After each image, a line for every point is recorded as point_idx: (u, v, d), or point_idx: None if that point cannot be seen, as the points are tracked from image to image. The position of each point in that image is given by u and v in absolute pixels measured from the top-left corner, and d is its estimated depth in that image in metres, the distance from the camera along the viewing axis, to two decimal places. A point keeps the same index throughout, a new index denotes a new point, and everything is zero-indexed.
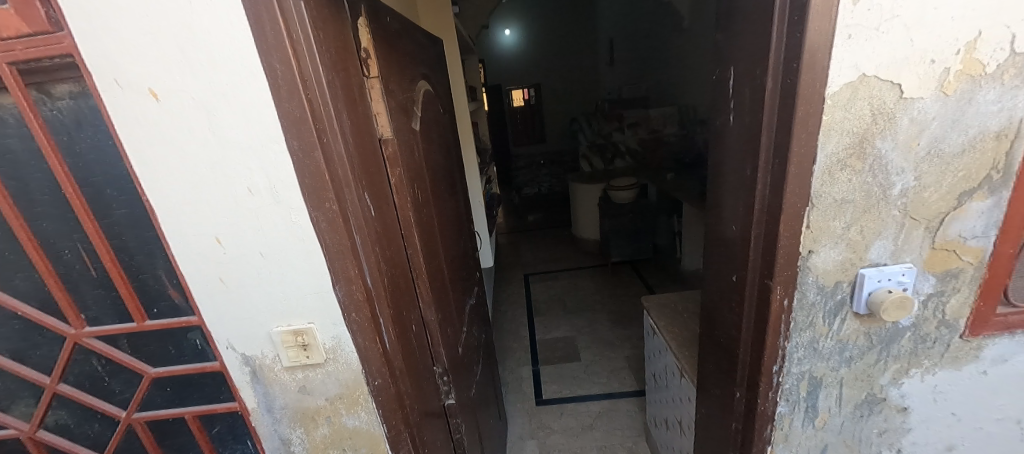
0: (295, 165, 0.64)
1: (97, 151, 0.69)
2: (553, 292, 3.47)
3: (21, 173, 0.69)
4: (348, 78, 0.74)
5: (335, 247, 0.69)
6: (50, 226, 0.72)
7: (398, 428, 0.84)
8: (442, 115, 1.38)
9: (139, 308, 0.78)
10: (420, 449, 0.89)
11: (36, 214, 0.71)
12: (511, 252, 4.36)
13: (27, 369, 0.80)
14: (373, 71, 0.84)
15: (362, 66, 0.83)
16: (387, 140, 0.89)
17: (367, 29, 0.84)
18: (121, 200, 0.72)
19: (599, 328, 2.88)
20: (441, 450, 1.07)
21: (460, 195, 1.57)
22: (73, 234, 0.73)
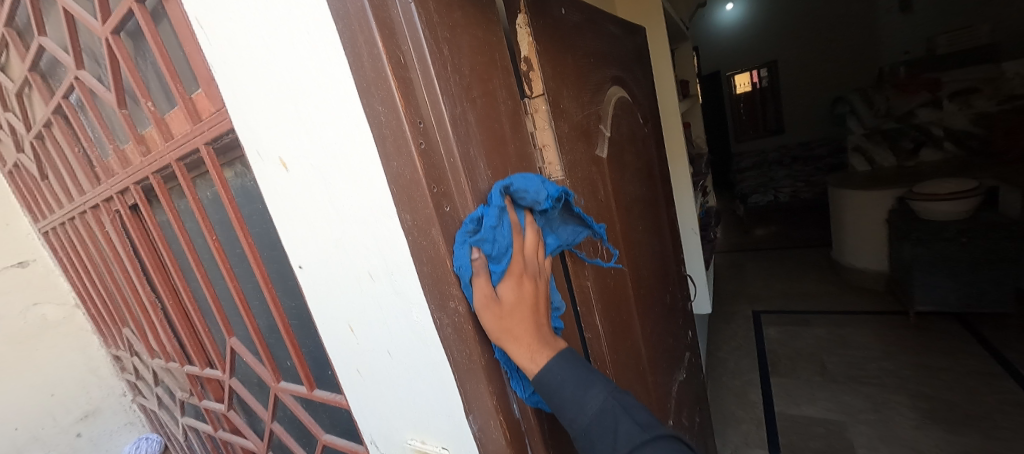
0: (410, 247, 0.44)
1: (265, 220, 0.66)
2: (802, 344, 2.51)
3: (231, 239, 0.74)
4: (495, 107, 0.50)
5: (466, 362, 0.46)
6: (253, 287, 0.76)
7: None
8: (642, 129, 1.03)
9: (309, 377, 0.74)
10: None
11: (246, 275, 0.77)
12: (734, 279, 3.45)
13: (254, 401, 0.91)
14: (536, 88, 0.58)
15: (522, 85, 0.58)
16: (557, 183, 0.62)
17: (533, 30, 0.59)
18: (286, 271, 0.68)
19: (895, 420, 1.87)
20: None
21: (667, 232, 1.17)
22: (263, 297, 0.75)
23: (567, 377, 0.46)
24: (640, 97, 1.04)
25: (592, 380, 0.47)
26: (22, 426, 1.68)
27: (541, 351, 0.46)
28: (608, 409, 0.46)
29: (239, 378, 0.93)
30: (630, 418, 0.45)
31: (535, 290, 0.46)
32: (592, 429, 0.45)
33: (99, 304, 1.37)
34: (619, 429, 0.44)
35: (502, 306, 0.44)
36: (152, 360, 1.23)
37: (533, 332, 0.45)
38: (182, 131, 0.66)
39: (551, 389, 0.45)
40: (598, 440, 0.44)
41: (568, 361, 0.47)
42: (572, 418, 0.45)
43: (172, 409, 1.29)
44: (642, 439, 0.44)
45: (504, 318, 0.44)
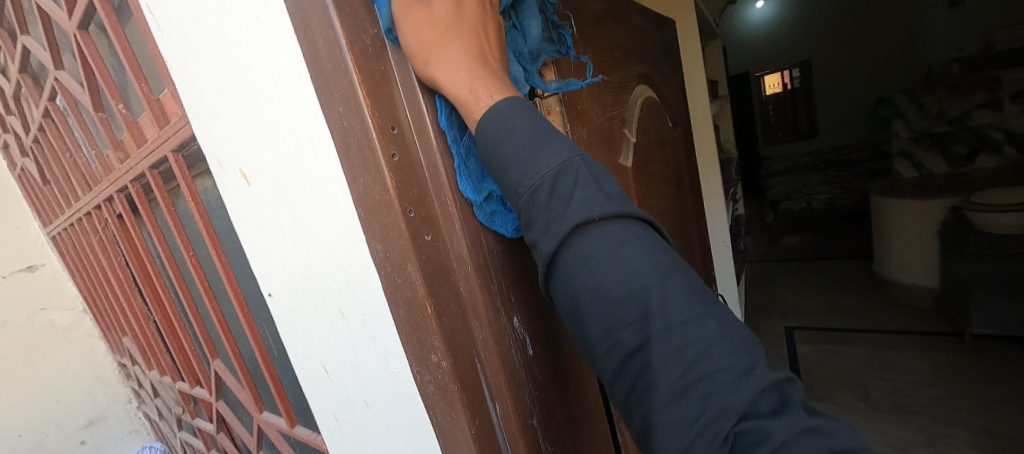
0: (384, 285, 0.35)
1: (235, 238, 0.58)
2: (841, 365, 2.31)
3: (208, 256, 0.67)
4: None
5: (453, 430, 0.37)
6: None
7: None
8: (670, 133, 0.92)
9: (290, 412, 0.65)
10: None
11: None
12: (764, 291, 3.24)
13: (240, 426, 0.84)
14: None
15: None
16: None
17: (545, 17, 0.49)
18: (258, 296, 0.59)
19: None
20: None
21: (696, 248, 1.05)
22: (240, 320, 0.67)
23: (516, 119, 0.29)
24: (669, 98, 0.93)
25: (553, 130, 0.29)
26: (25, 433, 1.70)
27: (486, 82, 0.30)
28: (569, 165, 0.28)
29: (226, 400, 0.87)
30: (603, 185, 0.28)
31: (486, 8, 0.32)
32: (536, 191, 0.28)
33: (102, 309, 1.35)
34: (578, 189, 0.27)
35: (430, 6, 0.29)
36: (149, 370, 1.19)
37: (471, 50, 0.30)
38: (152, 138, 0.59)
39: (490, 131, 0.29)
40: (542, 209, 0.28)
41: (521, 103, 0.30)
42: (512, 176, 0.29)
43: (169, 421, 1.25)
44: (611, 215, 0.27)
45: (431, 27, 0.29)
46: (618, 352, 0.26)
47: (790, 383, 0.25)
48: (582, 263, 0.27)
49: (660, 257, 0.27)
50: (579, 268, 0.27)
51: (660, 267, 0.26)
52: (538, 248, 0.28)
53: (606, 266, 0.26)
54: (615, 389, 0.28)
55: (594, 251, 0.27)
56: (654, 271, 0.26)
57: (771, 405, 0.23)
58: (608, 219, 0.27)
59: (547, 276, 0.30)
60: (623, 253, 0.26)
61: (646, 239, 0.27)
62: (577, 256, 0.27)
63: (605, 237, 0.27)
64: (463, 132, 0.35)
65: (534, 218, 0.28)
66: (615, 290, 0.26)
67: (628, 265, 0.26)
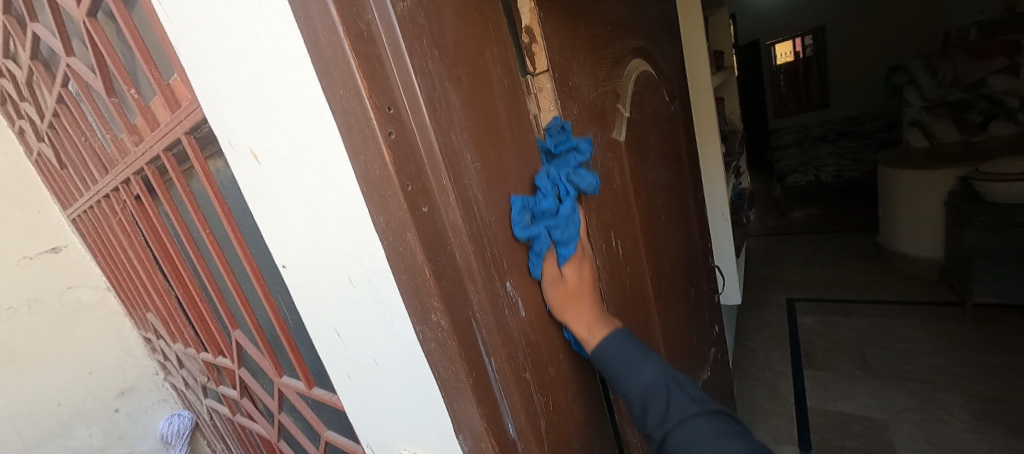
0: (388, 254, 0.39)
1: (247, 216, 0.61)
2: (841, 335, 2.35)
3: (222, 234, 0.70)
4: (487, 86, 0.42)
5: (454, 383, 0.41)
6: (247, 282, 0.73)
7: None
8: (668, 107, 0.92)
9: (307, 376, 0.71)
10: None
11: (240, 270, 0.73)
12: (768, 265, 3.26)
13: (262, 390, 0.91)
14: (538, 62, 0.50)
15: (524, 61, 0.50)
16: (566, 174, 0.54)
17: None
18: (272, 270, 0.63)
19: (944, 421, 1.74)
20: None
21: (694, 221, 1.07)
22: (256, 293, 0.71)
23: (625, 351, 0.50)
24: (666, 71, 0.93)
25: (645, 353, 0.52)
26: (64, 403, 1.82)
27: (596, 322, 0.51)
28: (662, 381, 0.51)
29: (248, 368, 0.93)
30: (684, 394, 0.51)
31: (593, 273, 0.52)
32: (648, 400, 0.50)
33: (126, 287, 1.42)
34: (672, 401, 0.50)
35: (568, 285, 0.49)
36: (174, 343, 1.26)
37: (593, 308, 0.51)
38: (165, 122, 0.62)
39: (611, 362, 0.50)
40: (652, 408, 0.50)
41: (626, 337, 0.52)
42: (630, 389, 0.50)
43: (196, 390, 1.33)
44: (695, 414, 0.49)
45: (567, 297, 0.49)
46: None
47: None
48: (681, 440, 0.47)
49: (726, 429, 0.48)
50: (681, 445, 0.47)
51: (726, 435, 0.47)
52: (654, 435, 0.50)
53: (697, 440, 0.47)
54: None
55: (689, 436, 0.47)
56: (728, 440, 0.46)
57: None
58: (695, 415, 0.49)
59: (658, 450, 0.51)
60: (705, 432, 0.47)
61: (714, 425, 0.48)
62: (678, 439, 0.48)
63: (694, 425, 0.48)
64: None
65: (648, 418, 0.50)
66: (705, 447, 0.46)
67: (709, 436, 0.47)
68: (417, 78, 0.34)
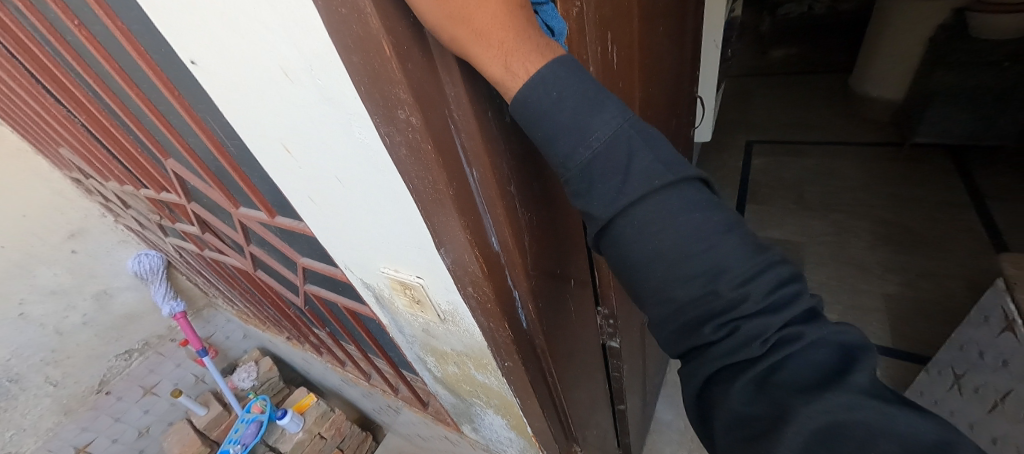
0: (328, 26, 0.28)
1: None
2: (788, 174, 2.53)
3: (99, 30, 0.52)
4: None
5: (432, 196, 0.36)
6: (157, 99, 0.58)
7: (531, 399, 0.65)
8: None
9: (266, 205, 0.65)
10: (563, 404, 0.73)
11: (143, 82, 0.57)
12: (737, 107, 3.23)
13: (223, 224, 0.86)
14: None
15: None
16: None
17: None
18: (183, 76, 0.49)
19: (850, 242, 2.05)
20: (592, 388, 0.91)
21: (689, 39, 0.95)
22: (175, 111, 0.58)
23: (562, 91, 0.31)
24: None
25: (602, 99, 0.33)
26: (9, 245, 1.72)
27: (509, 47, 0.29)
28: (620, 136, 0.33)
29: (199, 203, 0.86)
30: (655, 154, 0.34)
31: None
32: (594, 165, 0.33)
33: (19, 119, 1.18)
34: (634, 163, 0.33)
35: None
36: (107, 182, 1.14)
37: (515, 33, 0.29)
38: None
39: (535, 108, 0.32)
40: (600, 185, 0.34)
41: (564, 67, 0.32)
42: (566, 158, 0.34)
43: (153, 230, 1.28)
44: (669, 185, 0.33)
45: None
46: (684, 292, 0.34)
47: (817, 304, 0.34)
48: (638, 225, 0.34)
49: (708, 209, 0.34)
50: (637, 228, 0.34)
51: (707, 229, 0.33)
52: (596, 218, 0.35)
53: (661, 226, 0.33)
54: (662, 327, 0.37)
55: (655, 211, 0.33)
56: (704, 229, 0.33)
57: (805, 317, 0.32)
58: (667, 188, 0.33)
59: (594, 233, 0.38)
60: (681, 218, 0.33)
61: (685, 200, 0.34)
62: (637, 222, 0.34)
63: (666, 202, 0.33)
64: None
65: (589, 196, 0.34)
66: (675, 245, 0.33)
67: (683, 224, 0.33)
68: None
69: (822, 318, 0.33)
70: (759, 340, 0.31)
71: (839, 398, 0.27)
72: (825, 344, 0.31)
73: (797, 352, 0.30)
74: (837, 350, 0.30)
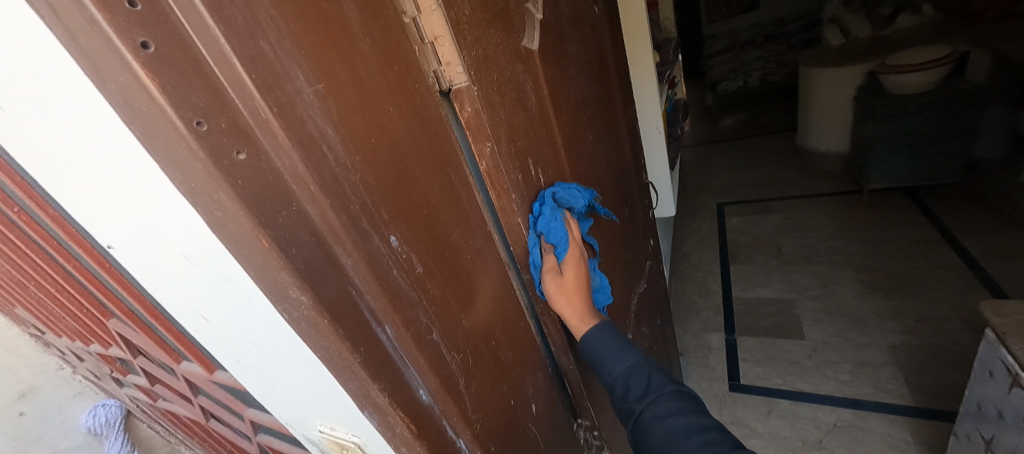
0: (205, 221, 0.28)
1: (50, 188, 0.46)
2: (762, 231, 2.58)
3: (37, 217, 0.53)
4: None
5: (341, 365, 0.34)
6: (94, 270, 0.58)
7: None
8: (590, 9, 0.82)
9: (205, 360, 0.61)
10: None
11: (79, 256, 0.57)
12: (701, 173, 3.42)
13: (170, 378, 0.81)
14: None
15: None
16: (466, 100, 0.47)
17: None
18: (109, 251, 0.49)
19: (838, 292, 2.03)
20: None
21: (625, 136, 1.03)
22: (109, 280, 0.58)
23: (607, 342, 0.62)
24: None
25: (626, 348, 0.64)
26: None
27: (583, 320, 0.62)
28: (640, 371, 0.63)
29: (147, 357, 0.81)
30: (665, 378, 0.63)
31: (581, 274, 0.62)
32: (629, 379, 0.63)
33: None
34: (652, 380, 0.62)
35: (566, 281, 0.60)
36: (60, 338, 1.09)
37: (581, 309, 0.62)
38: None
39: (594, 347, 0.63)
40: (633, 387, 0.62)
41: (605, 330, 0.63)
42: (612, 371, 0.62)
43: (107, 381, 1.20)
44: (669, 392, 0.61)
45: (561, 287, 0.60)
46: None
47: None
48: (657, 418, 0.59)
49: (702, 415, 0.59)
50: (655, 420, 0.59)
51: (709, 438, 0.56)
52: (633, 409, 0.61)
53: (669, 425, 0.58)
54: None
55: (663, 408, 0.59)
56: (702, 423, 0.57)
57: None
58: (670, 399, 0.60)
59: (635, 427, 0.62)
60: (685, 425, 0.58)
61: (691, 399, 0.61)
62: (656, 418, 0.59)
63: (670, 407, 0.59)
64: (440, 170, 0.42)
65: (629, 395, 0.62)
66: (679, 430, 0.56)
67: (682, 420, 0.57)
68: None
69: None
70: None
71: None
72: None
73: None
74: None
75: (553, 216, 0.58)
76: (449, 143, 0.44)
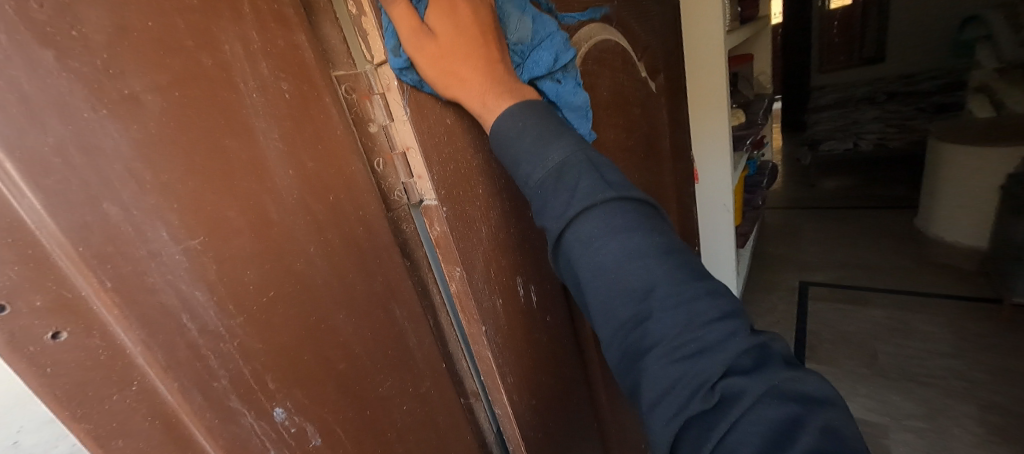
0: None
1: None
2: (853, 327, 2.16)
3: None
4: (231, 116, 0.26)
5: None
6: None
7: None
8: (646, 88, 0.71)
9: None
10: None
11: None
12: (785, 242, 3.00)
13: None
14: (374, 52, 0.34)
15: (334, 58, 0.33)
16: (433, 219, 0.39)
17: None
18: None
19: (950, 431, 1.60)
20: None
21: (673, 223, 0.89)
22: None
23: (520, 123, 0.40)
24: (645, 31, 0.71)
25: (551, 131, 0.41)
26: None
27: (493, 92, 0.39)
28: (569, 161, 0.40)
29: None
30: (603, 176, 0.40)
31: (479, 15, 0.38)
32: (548, 180, 0.40)
33: None
34: (582, 181, 0.40)
35: (442, 39, 0.36)
36: None
37: (484, 74, 0.39)
38: None
39: (500, 135, 0.40)
40: (550, 200, 0.40)
41: (517, 111, 0.40)
42: (527, 177, 0.40)
43: None
44: (608, 200, 0.39)
45: (442, 53, 0.36)
46: (624, 326, 0.39)
47: (763, 347, 0.37)
48: (586, 248, 0.39)
49: (651, 243, 0.39)
50: (580, 242, 0.40)
51: (653, 270, 0.38)
52: (549, 228, 0.41)
53: (601, 254, 0.39)
54: (622, 357, 0.40)
55: (593, 227, 0.39)
56: (644, 247, 0.39)
57: (748, 359, 0.35)
58: (609, 208, 0.39)
59: (555, 246, 0.43)
60: (625, 258, 0.38)
61: (640, 210, 0.41)
62: (582, 239, 0.39)
63: (607, 225, 0.39)
64: (377, 308, 0.35)
65: (544, 208, 0.40)
66: (612, 262, 0.39)
67: (619, 245, 0.38)
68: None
69: (772, 358, 0.36)
70: (698, 384, 0.35)
71: (759, 400, 0.33)
72: (770, 392, 0.33)
73: (731, 402, 0.33)
74: (777, 396, 0.33)
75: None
76: (399, 271, 0.37)
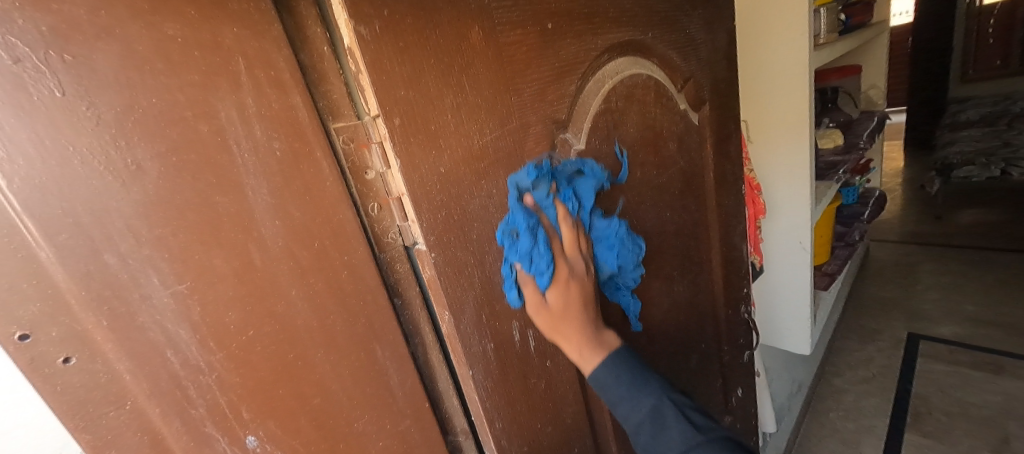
0: None
1: None
2: (975, 398, 1.77)
3: None
4: (224, 176, 0.29)
5: None
6: None
7: None
8: (684, 121, 0.67)
9: None
10: None
11: None
12: (891, 284, 2.55)
13: None
14: (372, 105, 0.35)
15: (336, 112, 0.35)
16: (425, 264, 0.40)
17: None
18: None
19: None
20: None
21: (718, 267, 0.81)
22: None
23: (609, 368, 0.52)
24: (689, 63, 0.68)
25: (631, 366, 0.53)
26: None
27: (586, 344, 0.50)
28: (646, 388, 0.53)
29: None
30: (669, 393, 0.54)
31: (583, 286, 0.50)
32: (632, 406, 0.52)
33: None
34: (659, 404, 0.53)
35: (556, 312, 0.48)
36: None
37: (583, 334, 0.50)
38: None
39: (595, 378, 0.52)
40: (636, 418, 0.52)
41: (606, 359, 0.52)
42: (618, 406, 0.53)
43: None
44: (677, 415, 0.53)
45: (555, 321, 0.48)
46: None
47: None
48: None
49: (712, 439, 0.52)
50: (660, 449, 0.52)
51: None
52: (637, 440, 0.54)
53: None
54: None
55: (670, 438, 0.52)
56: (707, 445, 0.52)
57: None
58: (679, 421, 0.52)
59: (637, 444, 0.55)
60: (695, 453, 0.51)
61: (697, 414, 0.54)
62: (663, 446, 0.52)
63: (679, 434, 0.52)
64: (356, 349, 0.37)
65: (630, 423, 0.53)
66: None
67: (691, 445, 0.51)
68: (9, 171, 0.22)
69: None
70: None
71: None
72: None
73: None
74: None
75: (525, 238, 0.45)
76: (383, 314, 0.38)
